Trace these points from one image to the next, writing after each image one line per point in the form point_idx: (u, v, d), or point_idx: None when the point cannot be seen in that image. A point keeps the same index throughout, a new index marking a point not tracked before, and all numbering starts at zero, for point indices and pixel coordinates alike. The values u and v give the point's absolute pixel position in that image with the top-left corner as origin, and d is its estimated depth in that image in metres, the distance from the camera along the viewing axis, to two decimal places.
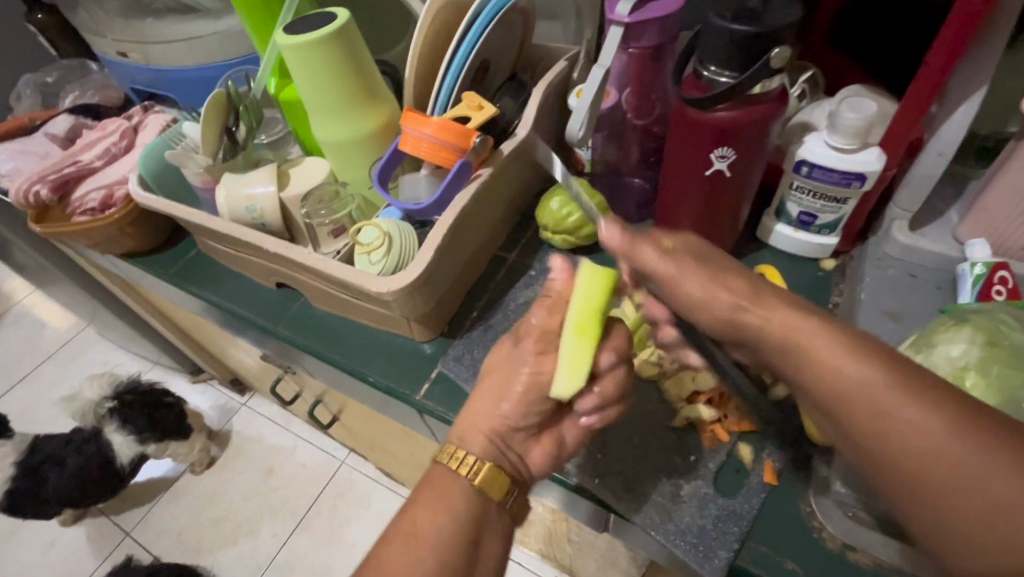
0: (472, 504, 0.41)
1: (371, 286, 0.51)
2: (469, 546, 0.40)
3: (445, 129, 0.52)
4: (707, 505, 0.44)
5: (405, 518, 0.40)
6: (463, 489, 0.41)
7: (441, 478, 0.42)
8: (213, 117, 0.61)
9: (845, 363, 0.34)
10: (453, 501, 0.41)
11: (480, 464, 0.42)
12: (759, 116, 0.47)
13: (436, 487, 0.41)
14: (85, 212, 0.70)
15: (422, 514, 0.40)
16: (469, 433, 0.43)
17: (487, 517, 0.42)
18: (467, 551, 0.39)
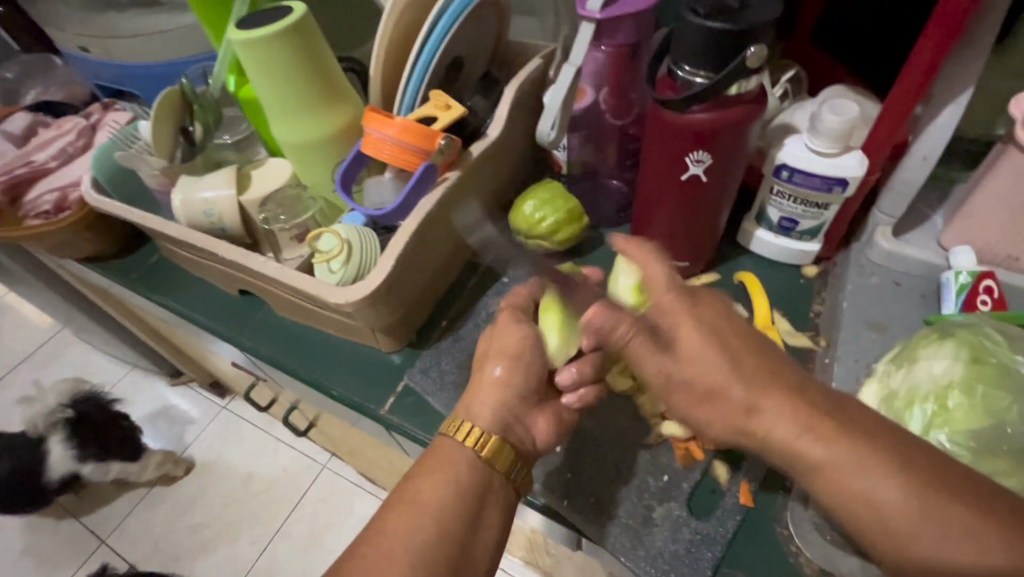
0: (477, 477, 0.40)
1: (329, 296, 0.48)
2: (469, 513, 0.38)
3: (408, 131, 0.49)
4: (680, 529, 0.42)
5: (403, 488, 0.38)
6: (465, 461, 0.40)
7: (444, 450, 0.40)
8: (165, 116, 0.58)
9: (877, 482, 0.32)
10: (456, 470, 0.39)
11: (486, 437, 0.41)
12: (736, 119, 0.45)
13: (440, 459, 0.40)
14: (37, 216, 0.66)
15: (424, 482, 0.38)
16: (473, 406, 0.43)
17: (490, 489, 0.40)
18: (464, 523, 0.38)
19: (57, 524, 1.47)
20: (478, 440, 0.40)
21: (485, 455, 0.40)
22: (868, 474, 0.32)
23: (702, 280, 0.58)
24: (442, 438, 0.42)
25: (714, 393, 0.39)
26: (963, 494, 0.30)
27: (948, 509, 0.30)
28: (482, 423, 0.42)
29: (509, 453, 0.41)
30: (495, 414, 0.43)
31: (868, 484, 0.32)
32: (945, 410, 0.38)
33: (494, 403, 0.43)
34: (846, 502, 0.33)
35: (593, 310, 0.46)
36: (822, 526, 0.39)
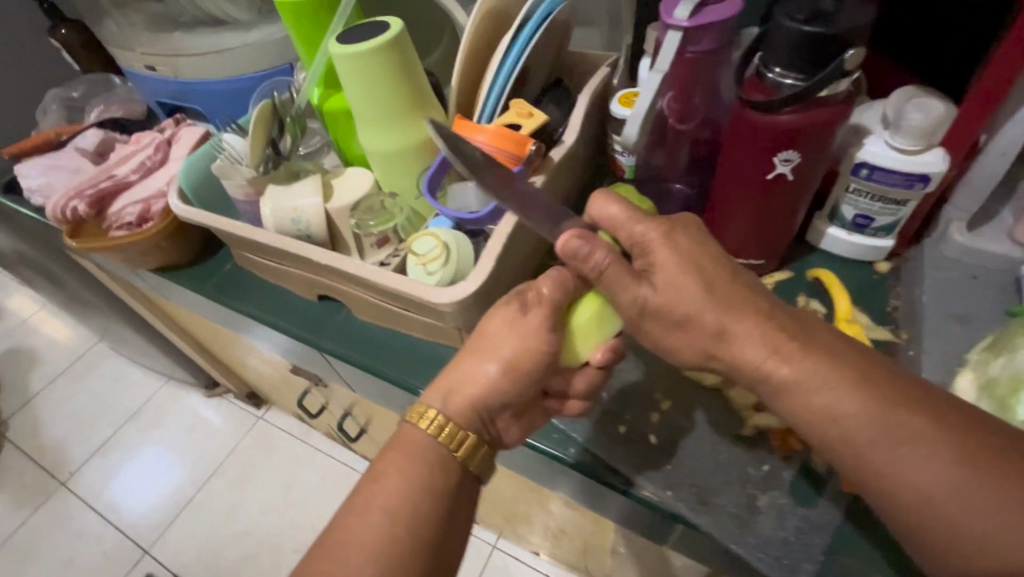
0: (447, 469, 0.43)
1: (429, 297, 0.50)
2: (445, 510, 0.42)
3: (501, 137, 0.51)
4: (787, 516, 0.43)
5: (374, 487, 0.42)
6: (437, 456, 0.43)
7: (416, 442, 0.44)
8: (259, 127, 0.61)
9: (839, 396, 0.36)
10: (427, 464, 0.43)
11: (459, 433, 0.44)
12: (826, 120, 0.45)
13: (409, 451, 0.43)
14: (122, 227, 0.69)
15: (394, 479, 0.42)
16: (449, 396, 0.45)
17: (463, 486, 0.44)
18: (440, 524, 0.42)
19: (100, 535, 1.49)
20: (452, 439, 0.43)
21: (457, 454, 0.44)
22: (831, 389, 0.37)
23: (775, 277, 0.59)
24: (408, 426, 0.45)
25: (688, 320, 0.41)
26: (909, 395, 0.36)
27: (901, 416, 0.35)
28: (455, 415, 0.44)
29: (480, 448, 0.45)
30: (472, 400, 0.44)
31: (833, 398, 0.36)
32: None
33: (481, 383, 0.45)
34: (812, 415, 0.37)
35: (570, 233, 0.41)
36: None
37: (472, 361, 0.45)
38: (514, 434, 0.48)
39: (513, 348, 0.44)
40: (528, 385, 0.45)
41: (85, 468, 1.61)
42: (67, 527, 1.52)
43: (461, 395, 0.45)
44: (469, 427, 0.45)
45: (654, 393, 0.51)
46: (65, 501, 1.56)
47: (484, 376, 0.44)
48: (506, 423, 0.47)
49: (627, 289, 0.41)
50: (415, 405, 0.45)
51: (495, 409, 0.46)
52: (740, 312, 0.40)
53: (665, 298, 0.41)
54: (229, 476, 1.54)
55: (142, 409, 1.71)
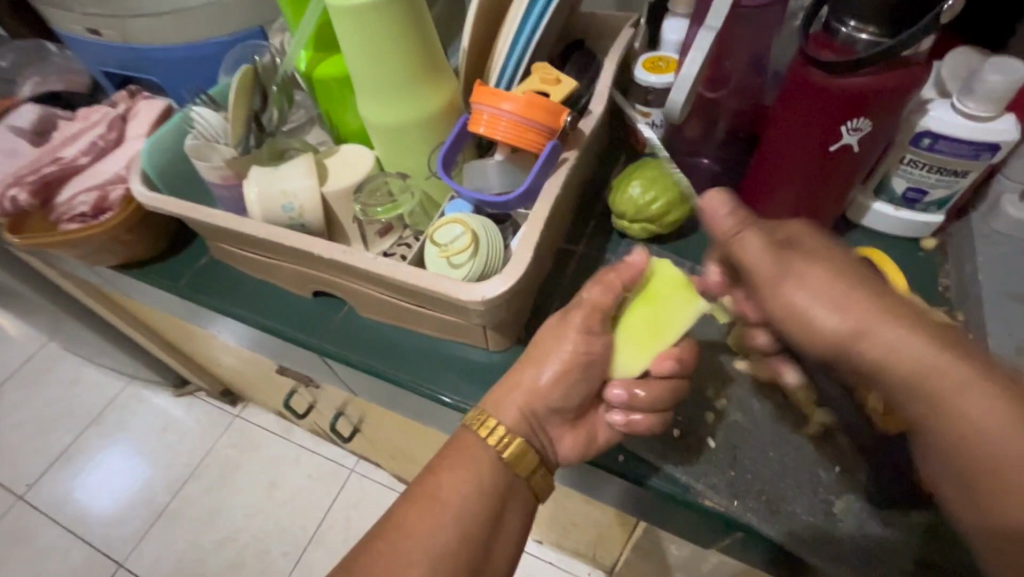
0: (497, 475, 0.41)
1: (456, 293, 0.43)
2: (492, 514, 0.40)
3: (532, 106, 0.44)
4: (867, 522, 0.39)
5: (426, 485, 0.40)
6: (487, 459, 0.41)
7: (471, 444, 0.41)
8: (240, 97, 0.52)
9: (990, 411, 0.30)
10: (478, 467, 0.40)
11: (510, 437, 0.41)
12: (905, 82, 0.41)
13: (463, 452, 0.41)
14: (73, 219, 0.59)
15: (448, 476, 0.40)
16: (502, 403, 0.42)
17: (512, 492, 0.41)
18: (487, 528, 0.39)
19: (68, 550, 1.39)
20: (505, 443, 0.41)
21: (507, 460, 0.41)
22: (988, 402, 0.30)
23: None
24: (463, 428, 0.42)
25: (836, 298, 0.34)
26: None
27: None
28: (507, 420, 0.42)
29: (532, 457, 0.42)
30: (518, 398, 0.42)
31: (994, 419, 0.30)
32: None
33: (536, 391, 0.42)
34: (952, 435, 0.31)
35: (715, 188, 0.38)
36: None
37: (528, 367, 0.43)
38: (568, 444, 0.44)
39: (567, 353, 0.42)
40: (582, 392, 0.43)
41: (45, 481, 1.49)
42: (30, 545, 1.40)
43: (512, 398, 0.42)
44: (523, 433, 0.42)
45: (706, 391, 0.46)
46: (25, 517, 1.44)
47: (536, 384, 0.42)
48: (560, 430, 0.44)
49: (762, 261, 0.37)
50: (474, 410, 0.43)
51: (547, 418, 0.43)
52: (888, 316, 0.33)
53: (811, 270, 0.35)
54: (207, 480, 1.45)
55: (104, 413, 1.58)
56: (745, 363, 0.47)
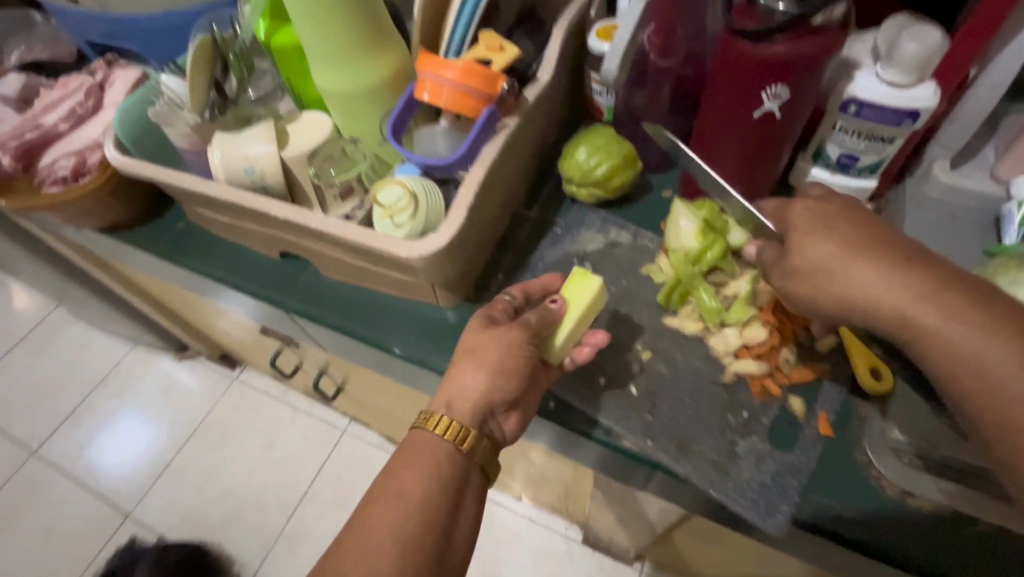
0: (455, 464, 0.42)
1: (398, 251, 0.46)
2: (453, 501, 0.41)
3: (469, 73, 0.47)
4: (765, 460, 0.43)
5: (386, 482, 0.40)
6: (444, 452, 0.42)
7: (424, 442, 0.42)
8: (199, 67, 0.55)
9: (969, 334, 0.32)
10: (434, 458, 0.41)
11: (464, 429, 0.42)
12: (820, 49, 0.42)
13: (420, 450, 0.42)
14: (56, 183, 0.63)
15: (407, 473, 0.41)
16: (452, 399, 0.43)
17: (470, 478, 0.43)
18: (450, 513, 0.40)
19: (79, 501, 1.47)
20: (457, 434, 0.42)
21: (464, 448, 0.42)
22: (965, 331, 0.32)
23: None
24: (414, 430, 0.43)
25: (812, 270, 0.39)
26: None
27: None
28: (459, 414, 0.43)
29: (485, 445, 0.43)
30: (467, 387, 0.43)
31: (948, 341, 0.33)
32: None
33: (479, 381, 0.43)
34: (936, 357, 0.34)
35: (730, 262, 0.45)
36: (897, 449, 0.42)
37: (467, 361, 0.43)
38: (514, 425, 0.45)
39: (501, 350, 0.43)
40: (520, 378, 0.44)
41: (56, 437, 1.57)
42: (44, 496, 1.49)
43: (460, 392, 0.43)
44: (473, 422, 0.43)
45: (634, 343, 0.50)
46: (39, 471, 1.52)
47: (479, 380, 0.43)
48: (504, 416, 0.45)
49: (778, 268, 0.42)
50: (423, 411, 0.43)
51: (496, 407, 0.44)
52: (854, 267, 0.37)
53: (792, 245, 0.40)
54: (208, 439, 1.52)
55: (110, 375, 1.65)
56: (673, 319, 0.51)
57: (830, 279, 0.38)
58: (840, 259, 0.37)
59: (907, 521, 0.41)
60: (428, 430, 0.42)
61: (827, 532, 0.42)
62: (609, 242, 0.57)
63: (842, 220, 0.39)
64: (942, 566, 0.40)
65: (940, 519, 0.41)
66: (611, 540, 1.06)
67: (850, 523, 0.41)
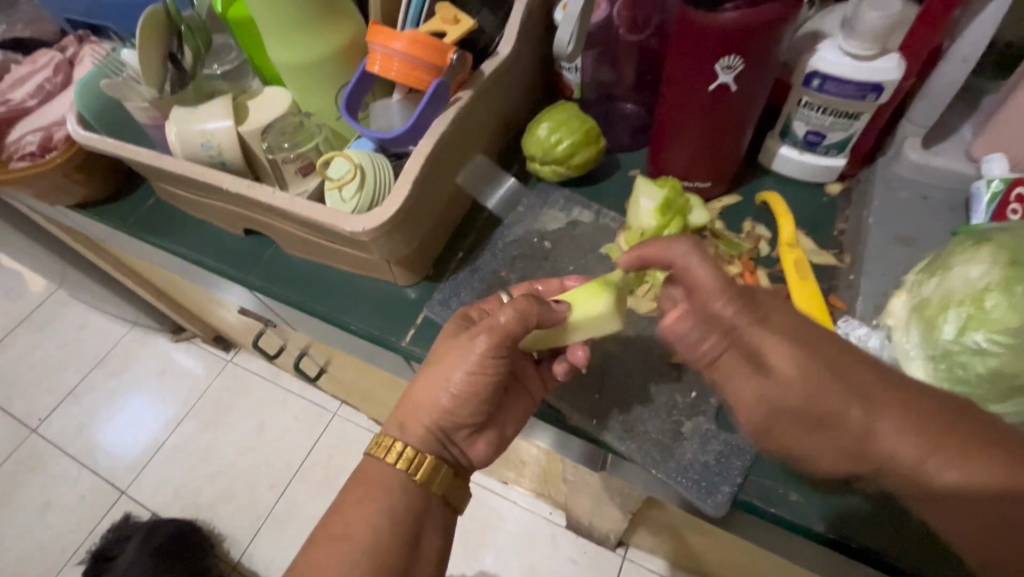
0: (410, 495, 0.43)
1: (343, 225, 0.46)
2: (406, 537, 0.42)
3: (418, 44, 0.46)
4: (710, 441, 0.43)
5: (337, 517, 0.42)
6: (397, 482, 0.43)
7: (377, 472, 0.43)
8: (155, 39, 0.54)
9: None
10: (388, 492, 0.43)
11: (419, 457, 0.43)
12: (771, 17, 0.41)
13: (372, 483, 0.43)
14: (23, 158, 0.63)
15: (356, 511, 0.42)
16: (407, 422, 0.44)
17: (427, 509, 0.44)
18: (401, 548, 0.41)
19: (76, 478, 1.51)
20: (411, 463, 0.43)
21: (418, 478, 0.43)
22: (990, 486, 0.28)
23: (724, 202, 0.56)
24: (368, 457, 0.44)
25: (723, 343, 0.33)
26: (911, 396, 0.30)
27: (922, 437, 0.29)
28: (414, 440, 0.44)
29: (444, 471, 0.44)
30: (422, 412, 0.44)
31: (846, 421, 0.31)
32: (981, 312, 0.37)
33: (435, 408, 0.43)
34: (958, 516, 0.29)
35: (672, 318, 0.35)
36: None
37: (422, 387, 0.44)
38: (479, 448, 0.47)
39: (458, 374, 0.42)
40: (483, 403, 0.44)
41: (55, 415, 1.60)
42: (42, 472, 1.52)
43: (416, 416, 0.44)
44: (429, 449, 0.44)
45: None
46: (37, 448, 1.56)
47: (436, 402, 0.43)
48: (468, 441, 0.46)
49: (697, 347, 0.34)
50: (376, 437, 0.44)
51: (454, 429, 0.45)
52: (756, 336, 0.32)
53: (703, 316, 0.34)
54: (201, 420, 1.55)
55: (107, 356, 1.68)
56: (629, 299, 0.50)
57: (826, 420, 0.31)
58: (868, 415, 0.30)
59: (857, 508, 0.40)
60: (381, 459, 0.43)
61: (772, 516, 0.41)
62: (571, 221, 0.57)
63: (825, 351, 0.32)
64: (892, 553, 0.38)
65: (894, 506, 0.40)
66: (591, 526, 1.05)
67: (793, 505, 0.40)
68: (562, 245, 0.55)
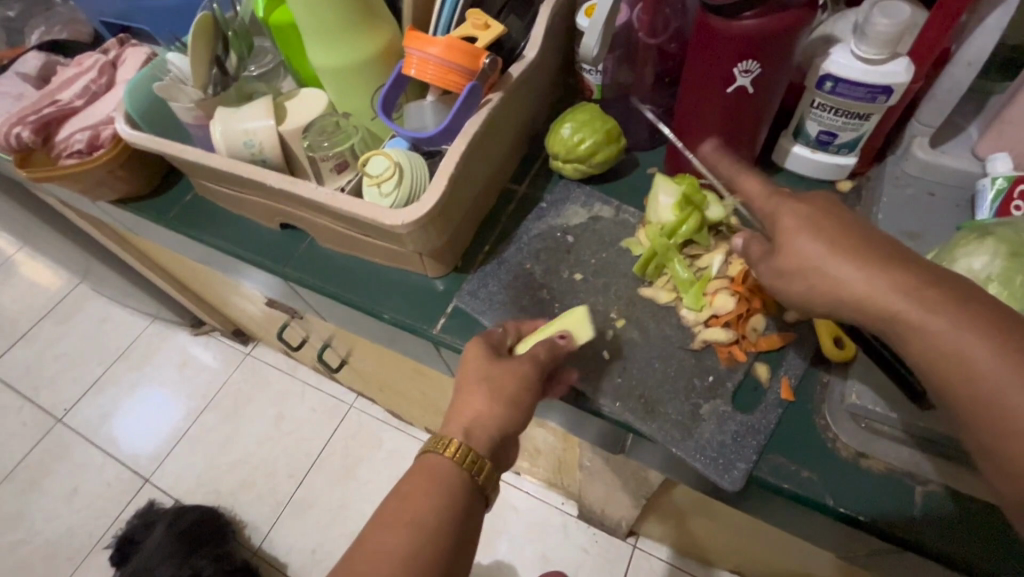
0: (468, 495, 0.42)
1: (383, 219, 0.49)
2: (460, 539, 0.40)
3: (453, 49, 0.49)
4: (726, 422, 0.46)
5: (397, 507, 0.40)
6: (459, 479, 0.42)
7: (439, 467, 0.42)
8: (201, 45, 0.57)
9: (976, 342, 0.32)
10: (449, 488, 0.42)
11: (481, 460, 0.43)
12: (788, 25, 0.44)
13: (432, 477, 0.42)
14: (72, 155, 0.66)
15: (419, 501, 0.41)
16: (471, 425, 0.44)
17: (477, 512, 0.43)
18: (456, 551, 0.40)
19: (101, 466, 1.55)
20: (474, 462, 0.42)
21: (479, 478, 0.43)
22: (969, 340, 0.32)
23: None
24: (426, 453, 0.43)
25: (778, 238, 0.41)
26: (929, 276, 0.35)
27: (914, 296, 0.34)
28: (477, 443, 0.43)
29: (497, 476, 0.44)
30: (469, 423, 0.43)
31: (840, 279, 0.37)
32: None
33: (496, 416, 0.44)
34: (934, 359, 0.34)
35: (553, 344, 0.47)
36: (856, 415, 0.44)
37: (479, 393, 0.44)
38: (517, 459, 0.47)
39: (513, 383, 0.45)
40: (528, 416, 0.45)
41: (80, 406, 1.65)
42: (68, 460, 1.57)
43: (478, 419, 0.44)
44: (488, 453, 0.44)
45: (609, 312, 0.52)
46: (63, 438, 1.60)
47: (491, 410, 0.44)
48: (512, 451, 0.46)
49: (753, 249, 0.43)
50: (439, 436, 0.44)
51: (507, 439, 0.45)
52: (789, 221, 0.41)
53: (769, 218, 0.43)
54: (221, 411, 1.59)
55: (130, 348, 1.73)
56: (648, 289, 0.53)
57: (828, 279, 0.37)
58: (849, 268, 0.37)
59: (866, 483, 0.43)
60: (444, 454, 0.42)
61: (785, 494, 0.44)
62: (592, 216, 0.59)
63: (835, 224, 0.39)
64: (883, 521, 0.42)
65: (898, 480, 0.43)
66: (603, 514, 1.08)
67: (805, 481, 0.43)
68: (583, 238, 0.58)
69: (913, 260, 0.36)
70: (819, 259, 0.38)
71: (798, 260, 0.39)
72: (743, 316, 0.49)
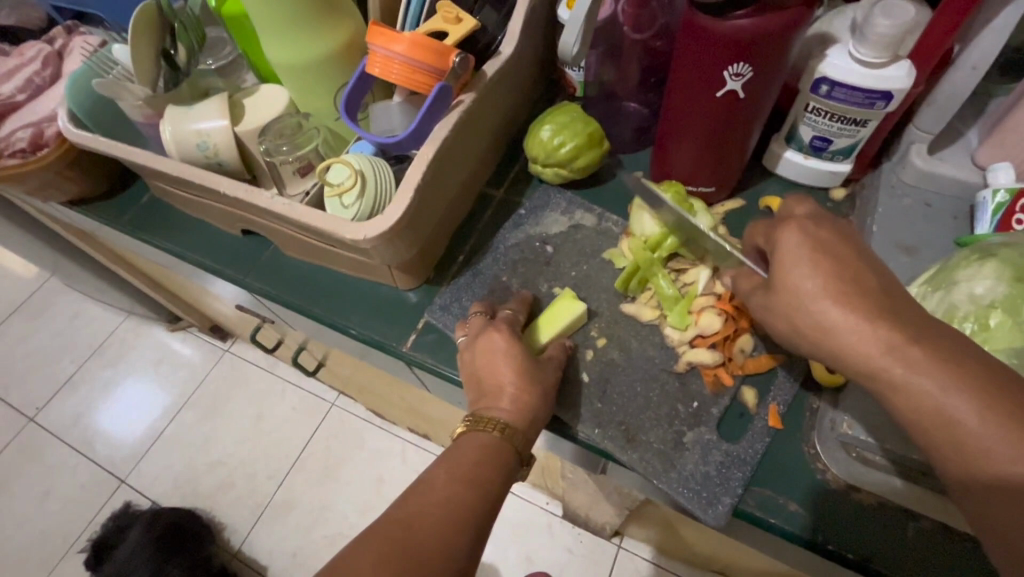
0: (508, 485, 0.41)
1: (345, 232, 0.45)
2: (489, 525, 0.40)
3: (419, 46, 0.44)
4: (710, 451, 0.43)
5: (457, 478, 0.39)
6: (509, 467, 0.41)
7: (498, 449, 0.41)
8: (146, 39, 0.52)
9: (970, 405, 0.30)
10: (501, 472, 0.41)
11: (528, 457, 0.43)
12: (782, 26, 0.41)
13: (491, 457, 0.41)
14: (13, 155, 0.61)
15: (479, 479, 0.39)
16: (532, 419, 0.43)
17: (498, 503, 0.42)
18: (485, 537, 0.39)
19: (75, 467, 1.51)
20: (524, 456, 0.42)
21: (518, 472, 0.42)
22: (961, 403, 0.30)
23: (726, 207, 0.56)
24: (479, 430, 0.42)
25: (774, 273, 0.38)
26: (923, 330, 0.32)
27: (906, 349, 0.32)
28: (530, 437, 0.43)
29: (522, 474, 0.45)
30: (529, 408, 0.43)
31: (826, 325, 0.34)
32: (985, 329, 0.37)
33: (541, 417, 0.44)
34: (924, 420, 0.31)
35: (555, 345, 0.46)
36: (846, 444, 0.41)
37: (535, 387, 0.44)
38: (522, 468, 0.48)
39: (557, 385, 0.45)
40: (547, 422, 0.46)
41: (52, 405, 1.60)
42: (40, 460, 1.53)
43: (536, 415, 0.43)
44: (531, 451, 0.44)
45: (590, 330, 0.49)
46: (35, 437, 1.56)
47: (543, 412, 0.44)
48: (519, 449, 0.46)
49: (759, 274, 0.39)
50: (499, 418, 0.42)
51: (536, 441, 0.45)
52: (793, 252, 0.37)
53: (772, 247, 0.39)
54: (199, 410, 1.55)
55: (104, 345, 1.67)
56: (631, 305, 0.50)
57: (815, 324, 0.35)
58: (839, 315, 0.34)
59: (855, 517, 0.41)
60: (506, 438, 0.41)
61: (772, 528, 0.42)
62: (573, 225, 0.56)
63: (835, 257, 0.36)
64: (872, 559, 0.39)
65: (890, 514, 0.40)
66: (588, 518, 1.06)
67: (793, 516, 0.41)
68: (563, 249, 0.55)
69: (903, 306, 0.34)
70: (815, 298, 0.35)
71: (784, 294, 0.37)
72: (730, 338, 0.46)
